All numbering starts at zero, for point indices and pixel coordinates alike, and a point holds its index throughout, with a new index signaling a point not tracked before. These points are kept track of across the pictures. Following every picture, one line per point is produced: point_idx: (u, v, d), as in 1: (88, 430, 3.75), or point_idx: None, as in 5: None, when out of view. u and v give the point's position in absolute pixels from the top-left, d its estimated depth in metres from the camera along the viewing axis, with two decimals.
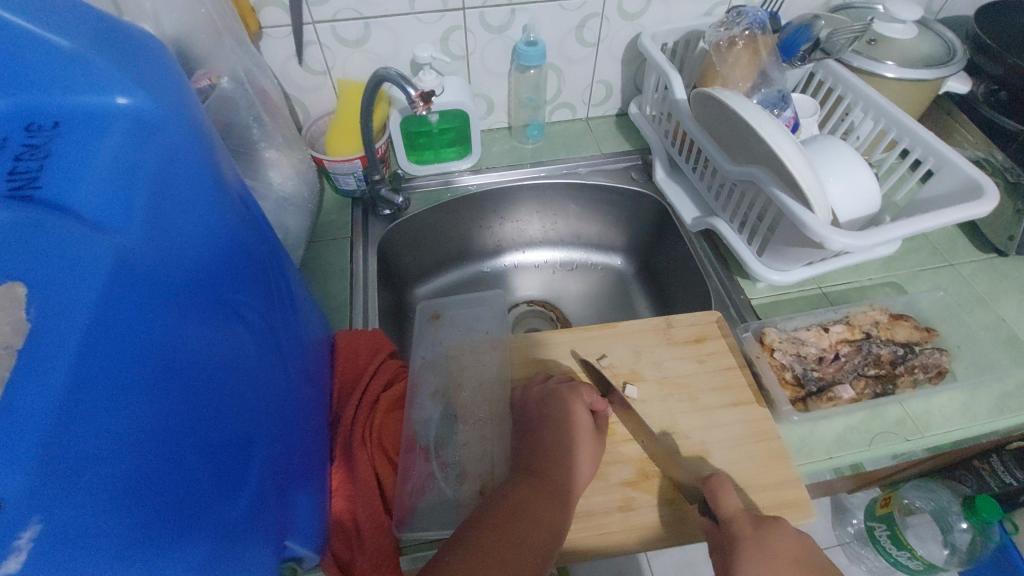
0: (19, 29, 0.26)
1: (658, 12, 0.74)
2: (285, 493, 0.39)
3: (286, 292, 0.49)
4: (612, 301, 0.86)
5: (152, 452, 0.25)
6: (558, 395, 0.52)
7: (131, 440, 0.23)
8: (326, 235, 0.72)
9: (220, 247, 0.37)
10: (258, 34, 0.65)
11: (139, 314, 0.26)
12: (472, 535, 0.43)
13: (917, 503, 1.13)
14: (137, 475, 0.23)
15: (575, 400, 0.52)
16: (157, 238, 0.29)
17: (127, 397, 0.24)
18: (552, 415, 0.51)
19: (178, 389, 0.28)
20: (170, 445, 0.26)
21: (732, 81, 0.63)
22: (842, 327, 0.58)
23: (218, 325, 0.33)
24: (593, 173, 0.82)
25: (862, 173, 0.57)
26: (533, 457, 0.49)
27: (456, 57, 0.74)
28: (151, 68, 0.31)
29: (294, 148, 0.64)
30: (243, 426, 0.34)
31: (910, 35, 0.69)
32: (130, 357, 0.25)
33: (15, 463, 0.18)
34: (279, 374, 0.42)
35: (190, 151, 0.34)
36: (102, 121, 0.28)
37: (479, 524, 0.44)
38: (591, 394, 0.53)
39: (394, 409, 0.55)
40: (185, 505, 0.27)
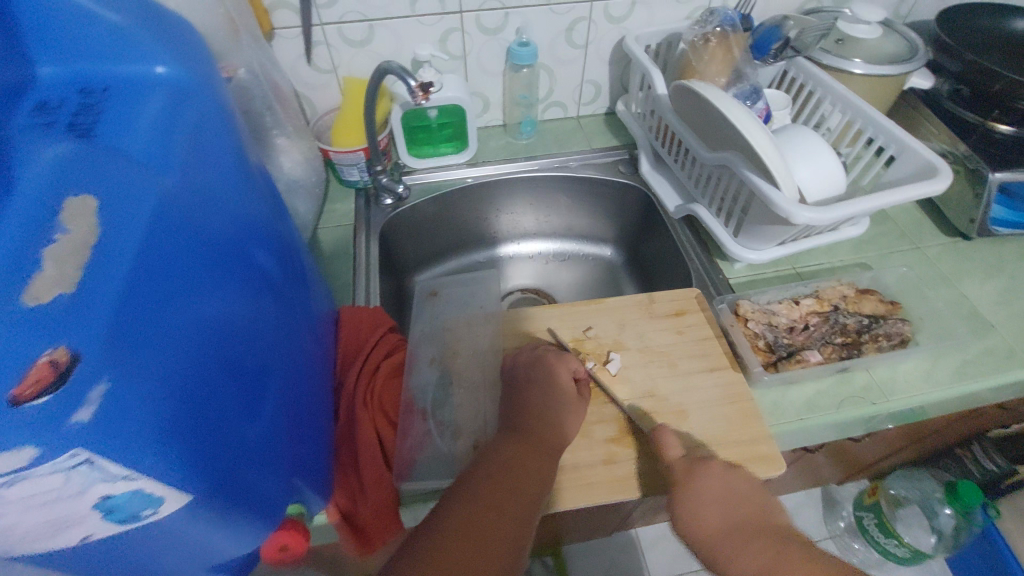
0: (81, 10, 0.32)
1: (641, 16, 0.80)
2: (296, 432, 0.44)
3: (297, 261, 0.54)
4: (602, 289, 0.90)
5: (191, 357, 0.29)
6: (545, 361, 0.57)
7: (175, 342, 0.28)
8: (330, 222, 0.76)
9: (245, 206, 0.41)
10: (271, 34, 0.71)
11: (178, 246, 0.30)
12: (469, 484, 0.47)
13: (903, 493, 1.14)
14: (180, 372, 0.28)
15: (560, 364, 0.56)
16: (193, 188, 0.34)
17: (168, 311, 0.28)
18: (540, 378, 0.55)
19: (211, 312, 0.32)
20: (204, 356, 0.31)
21: (709, 76, 0.69)
22: (812, 300, 0.62)
23: (242, 273, 0.38)
24: (583, 167, 0.87)
25: (827, 157, 0.62)
26: (521, 415, 0.53)
27: (454, 58, 0.80)
28: (188, 44, 0.36)
29: (303, 137, 0.69)
30: (262, 364, 0.38)
31: (876, 35, 0.75)
32: (174, 277, 0.29)
33: (90, 336, 0.23)
34: (293, 327, 0.47)
35: (222, 118, 0.39)
36: (147, 87, 0.34)
37: (475, 475, 0.48)
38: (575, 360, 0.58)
39: (392, 376, 0.59)
40: (214, 410, 0.31)
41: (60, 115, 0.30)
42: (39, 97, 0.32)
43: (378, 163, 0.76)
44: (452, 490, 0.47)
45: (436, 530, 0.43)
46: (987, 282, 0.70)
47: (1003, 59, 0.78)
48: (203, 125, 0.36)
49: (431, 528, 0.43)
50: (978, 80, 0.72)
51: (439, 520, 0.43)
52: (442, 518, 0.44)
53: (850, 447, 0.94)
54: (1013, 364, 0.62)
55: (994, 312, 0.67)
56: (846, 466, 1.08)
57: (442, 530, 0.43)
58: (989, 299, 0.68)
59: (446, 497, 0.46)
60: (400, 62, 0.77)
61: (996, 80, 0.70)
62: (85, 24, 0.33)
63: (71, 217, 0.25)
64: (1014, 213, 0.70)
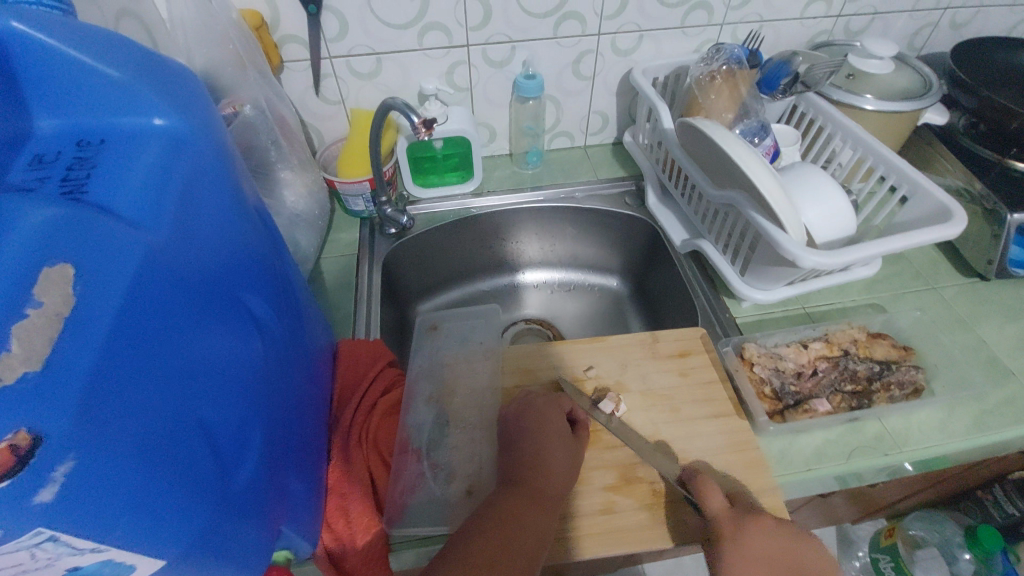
0: (79, 66, 0.33)
1: (648, 49, 0.80)
2: (283, 481, 0.42)
3: (294, 300, 0.54)
4: (606, 321, 0.89)
5: (170, 419, 0.28)
6: (544, 402, 0.56)
7: (151, 405, 0.27)
8: (334, 252, 0.76)
9: (239, 250, 0.41)
10: (280, 67, 0.72)
11: (160, 300, 0.30)
12: (468, 544, 0.45)
13: (920, 535, 1.11)
14: (156, 436, 0.27)
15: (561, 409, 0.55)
16: (182, 239, 0.33)
17: (146, 370, 0.28)
18: (539, 421, 0.54)
19: (193, 371, 0.31)
20: (185, 415, 0.30)
21: (715, 112, 0.68)
22: (822, 344, 0.60)
23: (230, 321, 0.37)
24: (589, 198, 0.86)
25: (836, 198, 0.60)
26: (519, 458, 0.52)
27: (461, 89, 0.80)
28: (185, 94, 0.37)
29: (308, 170, 0.69)
30: (249, 412, 0.37)
31: (887, 70, 0.74)
32: (155, 338, 0.29)
33: (60, 408, 0.23)
34: (285, 371, 0.46)
35: (217, 165, 0.39)
36: (142, 138, 0.34)
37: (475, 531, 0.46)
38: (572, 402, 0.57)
39: (390, 412, 0.58)
40: (194, 470, 0.30)
41: (55, 171, 0.31)
42: (33, 151, 0.32)
43: (382, 194, 0.76)
44: (451, 549, 0.45)
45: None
46: (1006, 326, 0.67)
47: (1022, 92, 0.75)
48: (195, 176, 0.36)
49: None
50: (994, 118, 0.70)
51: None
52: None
53: (865, 489, 0.90)
54: None
55: (1015, 358, 0.64)
56: (862, 507, 1.04)
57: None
58: (1008, 344, 0.65)
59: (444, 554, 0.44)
60: (407, 96, 0.78)
61: (1013, 118, 0.68)
62: (83, 75, 0.33)
63: (47, 283, 0.24)
64: None
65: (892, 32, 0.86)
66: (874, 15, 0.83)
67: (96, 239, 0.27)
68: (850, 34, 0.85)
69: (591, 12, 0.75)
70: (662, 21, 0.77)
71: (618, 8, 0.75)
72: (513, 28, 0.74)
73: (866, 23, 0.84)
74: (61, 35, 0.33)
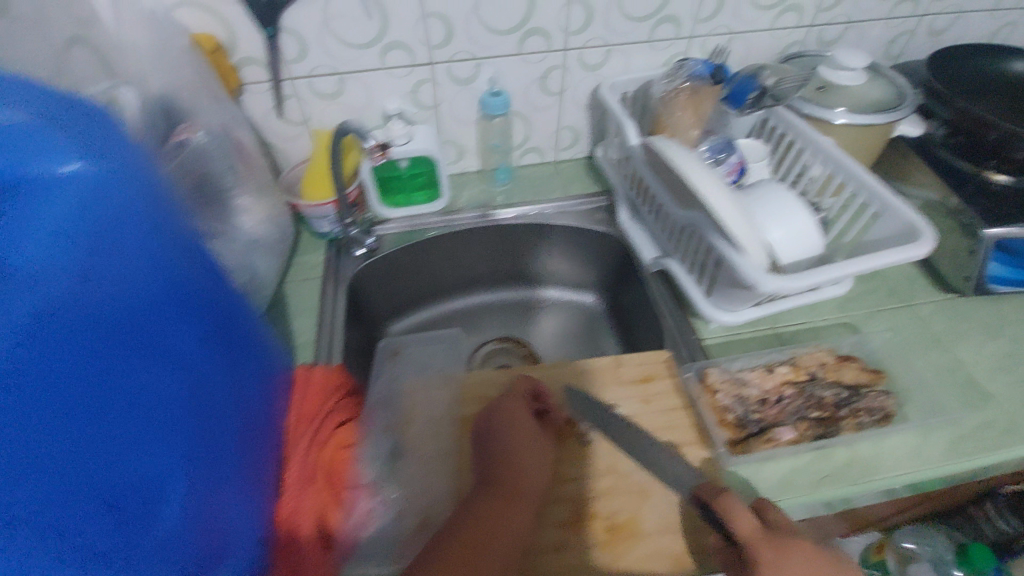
0: None
1: (616, 64, 0.79)
2: (224, 534, 0.40)
3: (250, 334, 0.51)
4: (581, 338, 0.88)
5: (37, 487, 0.27)
6: (518, 406, 0.55)
7: (11, 474, 0.26)
8: (299, 275, 0.75)
9: (171, 294, 0.39)
10: (240, 89, 0.71)
11: (52, 358, 0.29)
12: (450, 543, 0.45)
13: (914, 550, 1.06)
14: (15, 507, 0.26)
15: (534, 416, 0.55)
16: (89, 291, 0.32)
17: (12, 440, 0.26)
18: (514, 426, 0.53)
19: (82, 432, 0.30)
20: (64, 479, 0.29)
21: (681, 129, 0.66)
22: (788, 368, 0.59)
23: (151, 373, 0.35)
24: (561, 215, 0.85)
25: (802, 217, 0.59)
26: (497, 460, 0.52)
27: (427, 107, 0.79)
28: (97, 137, 0.35)
29: (267, 194, 0.68)
30: (171, 462, 0.35)
31: (858, 82, 0.72)
32: (32, 401, 0.28)
33: None
34: (229, 414, 0.44)
35: (139, 208, 0.37)
36: (58, 186, 0.32)
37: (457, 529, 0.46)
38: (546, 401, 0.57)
39: (344, 445, 0.57)
40: (74, 537, 0.29)
41: None
42: None
43: (347, 216, 0.76)
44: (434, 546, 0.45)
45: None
46: (985, 344, 0.65)
47: (1006, 101, 0.73)
48: (109, 220, 0.35)
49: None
50: (972, 129, 0.68)
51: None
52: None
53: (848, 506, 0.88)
54: (1012, 439, 0.57)
55: (992, 379, 0.62)
56: (850, 522, 1.02)
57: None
58: (987, 363, 0.63)
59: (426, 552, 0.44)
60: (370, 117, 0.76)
61: (989, 129, 0.65)
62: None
63: None
64: (1014, 270, 0.65)
65: (867, 41, 0.84)
66: (847, 25, 0.81)
67: None
68: (824, 44, 0.83)
69: (556, 28, 0.74)
70: (629, 35, 0.76)
71: (583, 23, 0.73)
72: (477, 45, 0.73)
73: (840, 32, 0.82)
74: None
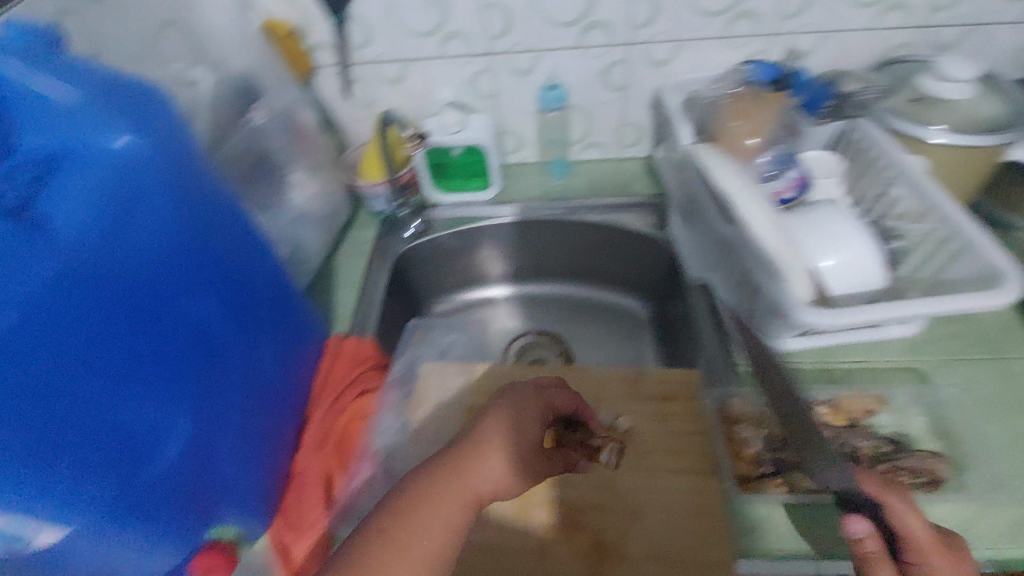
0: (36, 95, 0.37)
1: (687, 60, 0.74)
2: (214, 466, 0.46)
3: (273, 301, 0.55)
4: (620, 342, 0.85)
5: (66, 380, 0.35)
6: (510, 404, 0.48)
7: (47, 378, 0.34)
8: (349, 250, 0.80)
9: (187, 254, 0.44)
10: (312, 72, 0.76)
11: (17, 467, 0.33)
12: (429, 519, 0.40)
13: None
14: (33, 392, 0.33)
15: (526, 418, 0.48)
16: (118, 246, 0.39)
17: (47, 353, 0.34)
18: (503, 415, 0.47)
19: (113, 360, 0.38)
20: (79, 378, 0.36)
21: (738, 137, 0.61)
22: (826, 410, 0.53)
23: (168, 326, 0.42)
24: (611, 215, 0.83)
25: (858, 244, 0.52)
26: (494, 451, 0.44)
27: (485, 97, 0.79)
28: (147, 115, 0.41)
29: (323, 170, 0.72)
30: (176, 403, 0.42)
31: (966, 94, 0.59)
32: (67, 314, 0.35)
33: None
34: (231, 369, 0.47)
35: (166, 195, 0.42)
36: (92, 162, 0.38)
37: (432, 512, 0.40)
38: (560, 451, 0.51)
39: (359, 416, 0.61)
40: (84, 438, 0.36)
41: None
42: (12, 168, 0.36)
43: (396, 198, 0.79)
44: (397, 506, 0.40)
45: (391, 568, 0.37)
46: None
47: None
48: (141, 195, 0.40)
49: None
50: None
51: (389, 552, 0.38)
52: (407, 543, 0.38)
53: None
54: None
55: None
56: None
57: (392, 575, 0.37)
58: None
59: (400, 502, 0.40)
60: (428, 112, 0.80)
61: None
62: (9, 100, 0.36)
63: None
64: None
65: (998, 47, 0.72)
66: (970, 27, 0.70)
67: (17, 260, 0.33)
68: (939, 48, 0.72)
69: (619, 22, 0.71)
70: (699, 30, 0.71)
71: (649, 18, 0.70)
72: (535, 37, 0.72)
73: (961, 34, 0.71)
74: (34, 68, 0.37)
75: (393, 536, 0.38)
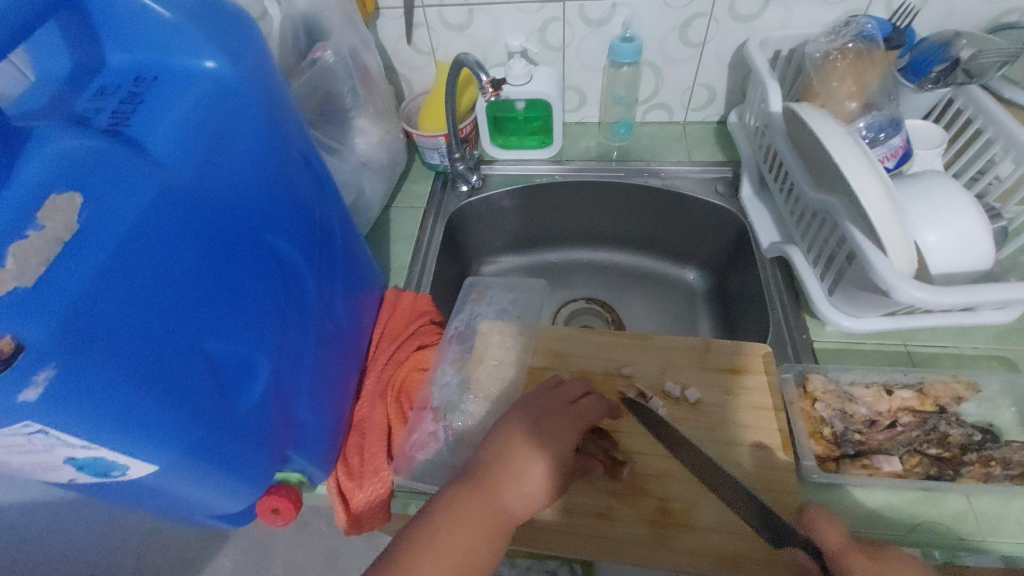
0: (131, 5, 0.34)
1: (776, 15, 0.68)
2: (290, 411, 0.44)
3: (339, 248, 0.52)
4: (674, 314, 0.82)
5: (169, 314, 0.32)
6: (543, 408, 0.48)
7: (153, 309, 0.30)
8: (404, 203, 0.78)
9: (270, 190, 0.41)
10: (375, 14, 0.72)
11: (131, 408, 0.29)
12: (463, 529, 0.38)
13: None
14: (145, 326, 0.30)
15: (566, 422, 0.47)
16: (209, 175, 0.36)
17: (152, 283, 0.31)
18: (536, 419, 0.46)
19: (209, 295, 0.35)
20: (182, 314, 0.32)
21: (836, 100, 0.57)
22: (911, 394, 0.51)
23: (255, 263, 0.39)
24: (676, 180, 0.79)
25: (967, 220, 0.48)
26: (531, 458, 0.43)
27: (553, 49, 0.75)
28: (237, 36, 0.37)
29: (385, 118, 0.70)
30: (262, 344, 0.40)
31: None
32: (169, 242, 0.32)
33: (63, 298, 0.26)
34: (305, 312, 0.45)
35: (256, 124, 0.39)
36: (191, 78, 0.35)
37: (466, 525, 0.38)
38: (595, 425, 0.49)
39: (418, 369, 0.60)
40: (187, 377, 0.32)
41: (110, 103, 0.33)
42: (98, 83, 0.34)
43: (455, 151, 0.75)
44: (432, 519, 0.38)
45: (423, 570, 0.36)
46: None
47: None
48: (234, 121, 0.37)
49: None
50: None
51: (426, 557, 0.36)
52: (444, 551, 0.37)
53: None
54: None
55: None
56: None
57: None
58: None
59: (434, 513, 0.39)
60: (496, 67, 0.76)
61: None
62: (105, 9, 0.34)
63: (53, 210, 0.27)
64: None
65: None
66: None
67: (116, 175, 0.30)
68: None
69: None
70: None
71: None
72: None
73: None
74: None
75: (429, 539, 0.37)
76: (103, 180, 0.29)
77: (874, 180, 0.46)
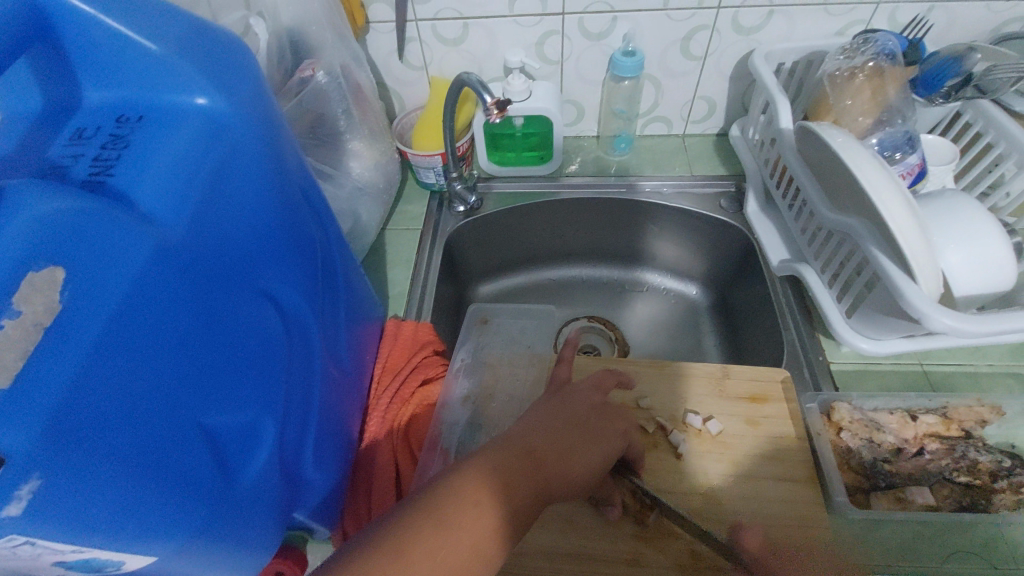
0: (108, 39, 0.30)
1: (779, 28, 0.67)
2: (296, 469, 0.41)
3: (341, 283, 0.49)
4: (678, 330, 0.80)
5: (168, 387, 0.28)
6: (581, 407, 0.47)
7: (150, 385, 0.27)
8: (399, 225, 0.75)
9: (268, 233, 0.38)
10: (365, 28, 0.69)
11: (131, 503, 0.26)
12: (510, 493, 0.37)
13: None
14: (142, 405, 0.27)
15: (605, 432, 0.45)
16: (206, 225, 0.33)
17: (148, 355, 0.27)
18: (572, 418, 0.45)
19: (209, 357, 0.31)
20: (182, 383, 0.29)
21: (850, 116, 0.56)
22: (936, 419, 0.50)
23: (255, 313, 0.36)
24: (678, 196, 0.77)
25: (991, 239, 0.47)
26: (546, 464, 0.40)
27: (551, 63, 0.73)
28: (231, 70, 0.34)
29: (378, 138, 0.67)
30: (267, 404, 0.36)
31: None
32: (164, 303, 0.29)
33: (48, 390, 0.23)
34: (308, 359, 0.42)
35: (250, 159, 0.35)
36: (180, 118, 0.32)
37: (512, 493, 0.37)
38: (615, 439, 0.46)
39: (424, 406, 0.57)
40: (189, 453, 0.29)
41: (91, 147, 0.30)
42: (75, 124, 0.31)
43: (452, 171, 0.72)
44: (468, 484, 0.37)
45: (462, 531, 0.34)
46: None
47: None
48: (229, 162, 0.34)
49: (429, 537, 0.33)
50: None
51: (465, 519, 0.35)
52: (480, 522, 0.35)
53: None
54: None
55: None
56: None
57: (461, 540, 0.34)
58: None
59: (481, 472, 0.38)
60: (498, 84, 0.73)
61: None
62: (81, 43, 0.30)
63: (32, 290, 0.23)
64: None
65: None
66: None
67: (101, 240, 0.26)
68: None
69: None
70: None
71: None
72: None
73: None
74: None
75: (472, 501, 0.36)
76: (86, 245, 0.26)
77: (896, 189, 0.46)
